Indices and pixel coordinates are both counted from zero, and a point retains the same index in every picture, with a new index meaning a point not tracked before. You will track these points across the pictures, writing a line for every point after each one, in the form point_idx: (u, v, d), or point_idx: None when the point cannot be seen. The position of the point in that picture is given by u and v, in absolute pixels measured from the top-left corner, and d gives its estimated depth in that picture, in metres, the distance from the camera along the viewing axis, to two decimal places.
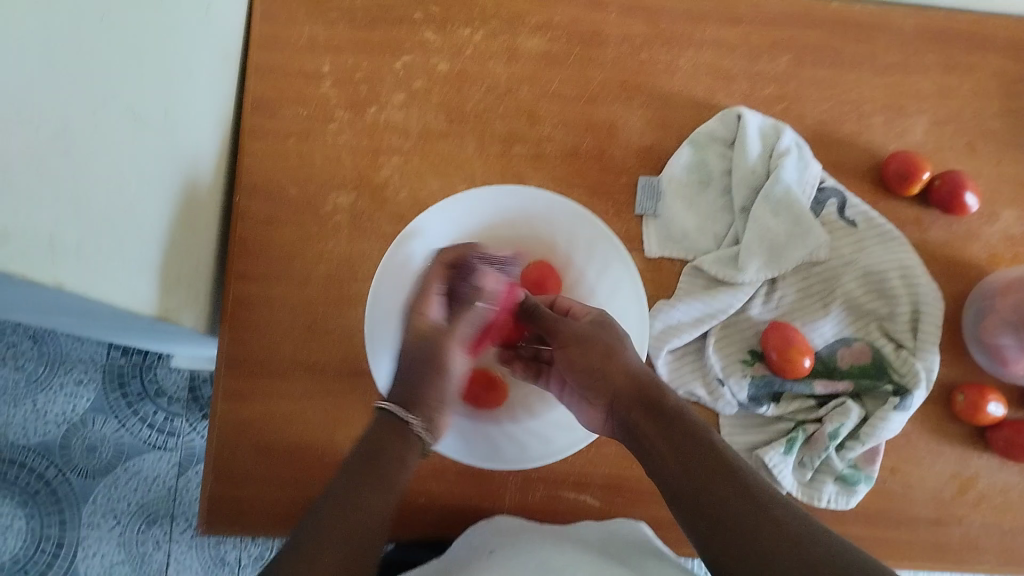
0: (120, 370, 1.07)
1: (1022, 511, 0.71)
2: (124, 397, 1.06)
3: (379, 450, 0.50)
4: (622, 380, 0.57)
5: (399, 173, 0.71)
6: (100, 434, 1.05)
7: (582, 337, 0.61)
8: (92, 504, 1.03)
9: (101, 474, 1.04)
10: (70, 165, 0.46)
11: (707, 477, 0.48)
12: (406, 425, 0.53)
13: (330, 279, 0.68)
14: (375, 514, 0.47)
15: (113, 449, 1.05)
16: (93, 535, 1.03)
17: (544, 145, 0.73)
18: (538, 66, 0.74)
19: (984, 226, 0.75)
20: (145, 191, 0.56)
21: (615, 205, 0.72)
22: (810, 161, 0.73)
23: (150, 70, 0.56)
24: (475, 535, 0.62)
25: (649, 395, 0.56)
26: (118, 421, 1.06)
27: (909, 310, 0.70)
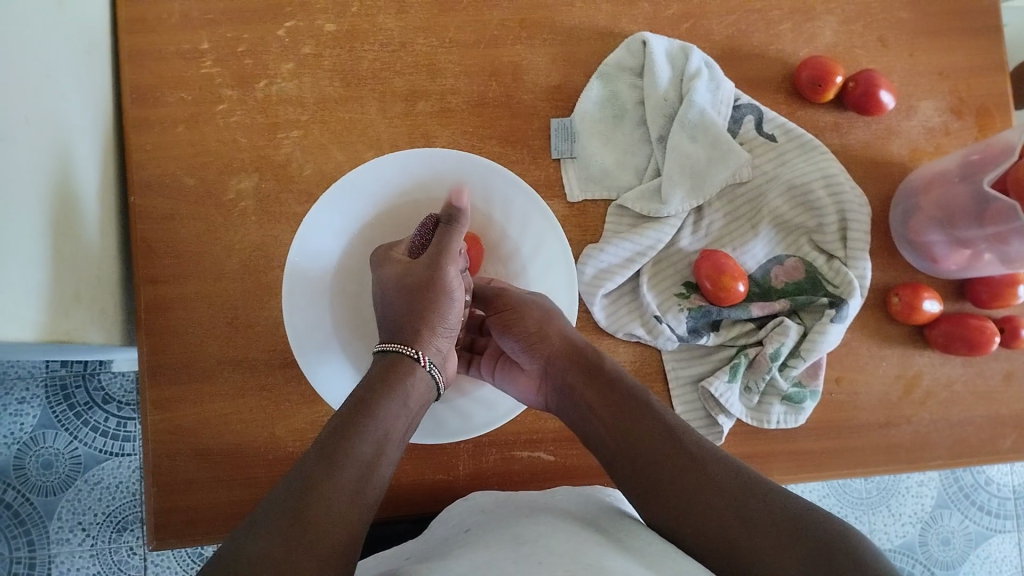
0: (62, 382, 1.03)
1: (967, 400, 0.72)
2: (71, 407, 1.03)
3: (355, 422, 0.47)
4: (563, 344, 0.60)
5: (299, 148, 0.67)
6: (53, 449, 1.01)
7: (516, 305, 0.62)
8: (58, 520, 1.01)
9: (62, 489, 1.01)
10: None
11: (665, 475, 0.49)
12: (377, 400, 0.50)
13: (243, 270, 0.65)
14: (352, 488, 0.44)
15: (70, 462, 1.02)
16: (64, 551, 1.01)
17: (448, 98, 0.69)
18: (430, 14, 0.70)
19: (902, 122, 0.74)
20: (20, 213, 0.53)
21: (531, 151, 0.69)
22: (722, 80, 0.71)
23: (10, 82, 0.52)
24: (450, 513, 0.61)
25: (588, 362, 0.58)
26: (70, 433, 1.02)
27: (836, 219, 0.69)
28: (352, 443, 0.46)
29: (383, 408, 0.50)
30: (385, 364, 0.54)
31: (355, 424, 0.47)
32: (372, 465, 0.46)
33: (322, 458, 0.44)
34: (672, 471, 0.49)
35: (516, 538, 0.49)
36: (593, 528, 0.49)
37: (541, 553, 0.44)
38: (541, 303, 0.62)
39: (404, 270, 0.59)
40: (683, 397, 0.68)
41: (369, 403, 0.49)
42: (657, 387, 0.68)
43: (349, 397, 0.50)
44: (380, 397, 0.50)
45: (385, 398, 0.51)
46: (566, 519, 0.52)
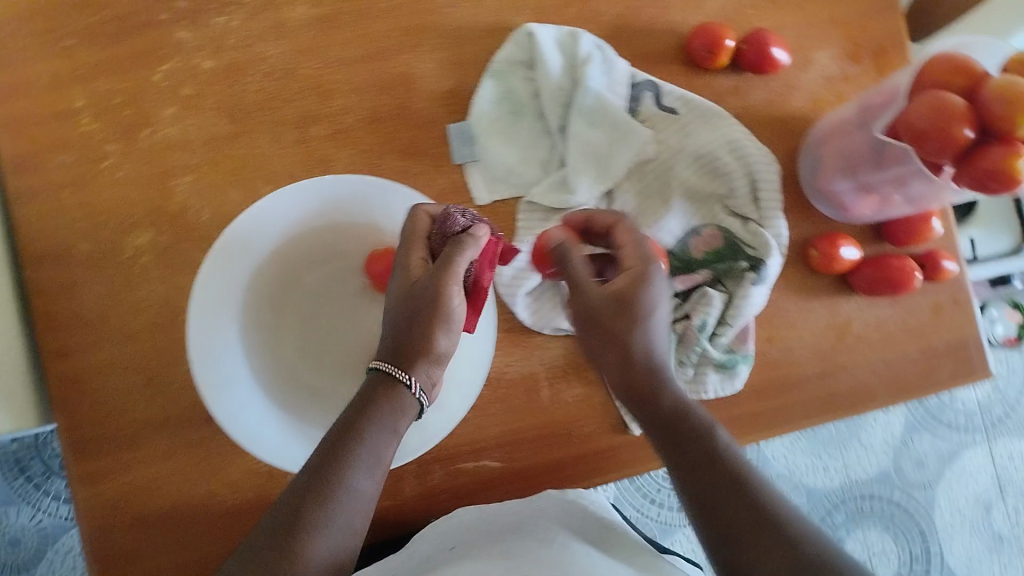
0: (15, 456, 1.00)
1: (899, 339, 0.73)
2: (28, 479, 1.00)
3: (347, 446, 0.50)
4: (628, 370, 0.58)
5: (195, 193, 0.65)
6: (17, 525, 1.00)
7: (624, 310, 0.57)
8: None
9: (33, 563, 0.99)
10: None
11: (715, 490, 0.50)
12: (371, 419, 0.52)
13: (153, 327, 0.64)
14: (343, 524, 0.47)
15: (36, 535, 1.00)
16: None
17: (341, 119, 0.67)
18: (310, 36, 0.68)
19: (800, 75, 0.75)
20: None
21: (432, 160, 0.68)
22: (615, 60, 0.70)
23: None
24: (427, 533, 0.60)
25: (660, 401, 0.57)
26: (31, 506, 1.00)
27: (745, 182, 0.70)
28: (339, 480, 0.48)
29: (374, 432, 0.51)
30: (386, 388, 0.54)
31: (342, 458, 0.49)
32: (362, 498, 0.49)
33: (313, 486, 0.48)
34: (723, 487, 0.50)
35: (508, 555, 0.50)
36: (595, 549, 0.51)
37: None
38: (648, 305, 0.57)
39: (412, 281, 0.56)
40: None
41: (362, 431, 0.51)
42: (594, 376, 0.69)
43: (346, 412, 0.53)
44: (376, 422, 0.52)
45: (383, 423, 0.52)
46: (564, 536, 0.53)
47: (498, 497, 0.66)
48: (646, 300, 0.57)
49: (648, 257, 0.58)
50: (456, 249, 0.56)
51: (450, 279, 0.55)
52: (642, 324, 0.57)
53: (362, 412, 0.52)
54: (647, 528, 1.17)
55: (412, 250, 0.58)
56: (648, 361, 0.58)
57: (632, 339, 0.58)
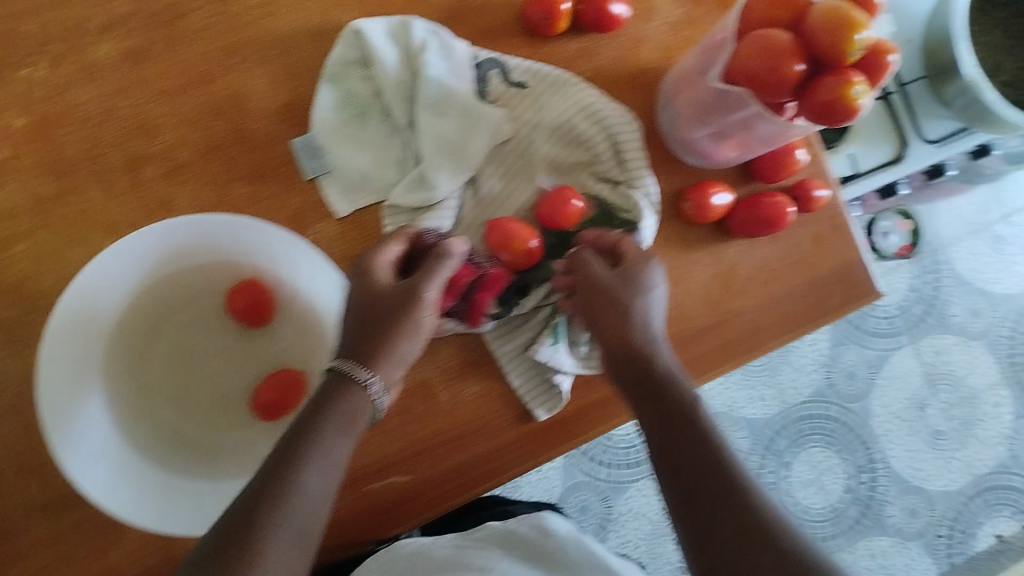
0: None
1: (787, 273, 0.74)
2: None
3: (300, 449, 0.52)
4: (631, 344, 0.61)
5: (32, 260, 0.61)
6: None
7: (625, 300, 0.62)
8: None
9: None
10: None
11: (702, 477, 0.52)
12: (326, 420, 0.53)
13: (15, 405, 0.59)
14: (300, 526, 0.49)
15: None
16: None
17: (175, 153, 0.64)
18: (124, 74, 0.64)
19: (643, 27, 0.73)
20: None
21: (281, 180, 0.65)
22: (452, 43, 0.67)
23: None
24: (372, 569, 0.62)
25: (664, 389, 0.58)
26: None
27: (607, 145, 0.69)
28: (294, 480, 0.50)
29: (327, 432, 0.53)
30: (343, 389, 0.55)
31: (297, 457, 0.51)
32: (317, 494, 0.51)
33: (267, 488, 0.49)
34: (712, 475, 0.52)
35: None
36: None
37: None
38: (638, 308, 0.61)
39: (382, 287, 0.57)
40: (518, 370, 0.66)
41: (319, 432, 0.53)
42: (490, 370, 0.67)
43: (306, 408, 0.54)
44: (335, 421, 0.54)
45: (341, 422, 0.54)
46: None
47: (410, 513, 0.64)
48: (642, 278, 0.62)
49: (646, 258, 0.63)
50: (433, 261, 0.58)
51: (428, 289, 0.57)
52: (643, 299, 0.62)
53: (320, 409, 0.54)
54: (598, 491, 1.16)
55: (381, 254, 0.59)
56: (648, 344, 0.61)
57: (631, 322, 0.61)
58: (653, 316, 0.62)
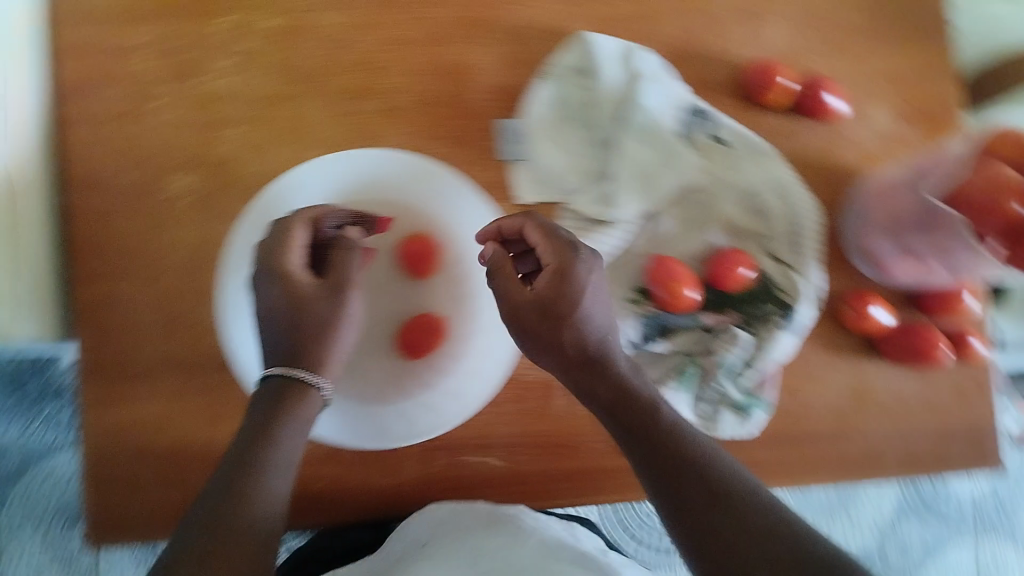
0: (19, 374, 1.03)
1: (917, 410, 0.72)
2: (24, 397, 1.03)
3: (258, 452, 0.51)
4: (608, 365, 0.56)
5: (241, 147, 0.66)
6: (6, 439, 1.02)
7: (565, 296, 0.55)
8: (12, 511, 1.01)
9: (15, 478, 1.01)
10: None
11: (697, 525, 0.48)
12: (281, 419, 0.53)
13: (187, 268, 0.66)
14: (261, 525, 0.49)
15: (20, 455, 1.02)
16: (18, 541, 1.00)
17: (393, 96, 0.67)
18: (371, 11, 0.68)
19: (853, 129, 0.73)
20: None
21: (477, 152, 0.68)
22: (672, 82, 0.70)
23: None
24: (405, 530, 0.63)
25: (633, 396, 0.55)
26: (23, 425, 1.02)
27: (786, 225, 0.70)
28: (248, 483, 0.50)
29: (286, 432, 0.53)
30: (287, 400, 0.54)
31: (256, 462, 0.51)
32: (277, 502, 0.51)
33: (228, 490, 0.49)
34: (713, 510, 0.48)
35: None
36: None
37: None
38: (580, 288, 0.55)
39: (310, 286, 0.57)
40: None
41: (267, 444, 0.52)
42: None
43: (258, 402, 0.54)
44: (274, 426, 0.53)
45: (284, 425, 0.53)
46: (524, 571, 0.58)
47: (497, 496, 0.66)
48: (576, 273, 0.55)
49: (565, 247, 0.56)
50: (344, 250, 0.60)
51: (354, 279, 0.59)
52: (586, 267, 0.56)
53: (266, 419, 0.53)
54: None
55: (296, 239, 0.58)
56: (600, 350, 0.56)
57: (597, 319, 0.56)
58: (592, 307, 0.55)
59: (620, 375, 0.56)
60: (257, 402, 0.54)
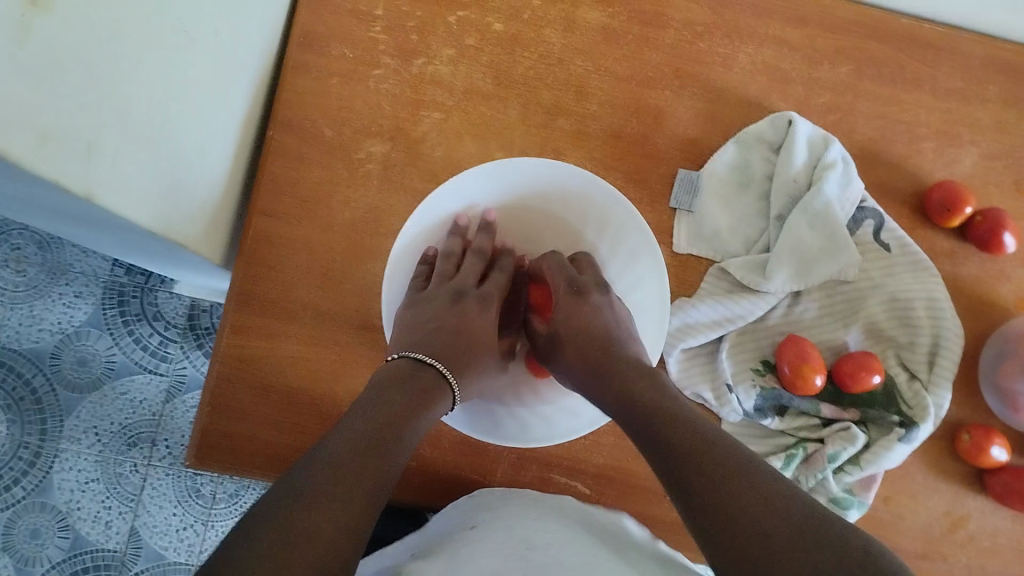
0: (121, 289, 1.04)
1: (1009, 558, 0.70)
2: (122, 314, 1.04)
3: (392, 412, 0.48)
4: (605, 355, 0.59)
5: (438, 130, 0.70)
6: (93, 349, 1.03)
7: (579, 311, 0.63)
8: (75, 418, 1.02)
9: (89, 390, 1.03)
10: (115, 52, 0.46)
11: (709, 490, 0.42)
12: (412, 402, 0.51)
13: (353, 226, 0.68)
14: (383, 469, 0.44)
15: (104, 366, 1.03)
16: (72, 450, 1.02)
17: (587, 122, 0.71)
18: (591, 40, 0.73)
19: (1015, 268, 0.74)
20: (192, 103, 0.57)
21: (649, 194, 0.71)
22: (854, 178, 0.71)
23: None
24: (454, 510, 0.62)
25: (643, 393, 0.53)
26: (113, 339, 1.04)
27: (929, 342, 0.69)
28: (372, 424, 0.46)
29: (419, 412, 0.50)
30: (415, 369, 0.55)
31: (389, 417, 0.48)
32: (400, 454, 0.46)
33: (352, 427, 0.46)
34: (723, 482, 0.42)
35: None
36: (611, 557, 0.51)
37: None
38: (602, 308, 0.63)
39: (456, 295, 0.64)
40: None
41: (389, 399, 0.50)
42: None
43: (396, 379, 0.53)
44: (410, 400, 0.50)
45: (415, 399, 0.51)
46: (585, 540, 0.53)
47: None
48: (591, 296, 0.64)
49: (603, 285, 0.66)
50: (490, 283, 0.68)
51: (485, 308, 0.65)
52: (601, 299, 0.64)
53: (405, 388, 0.52)
54: None
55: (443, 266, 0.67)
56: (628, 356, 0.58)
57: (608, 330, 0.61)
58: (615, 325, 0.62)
59: (626, 363, 0.57)
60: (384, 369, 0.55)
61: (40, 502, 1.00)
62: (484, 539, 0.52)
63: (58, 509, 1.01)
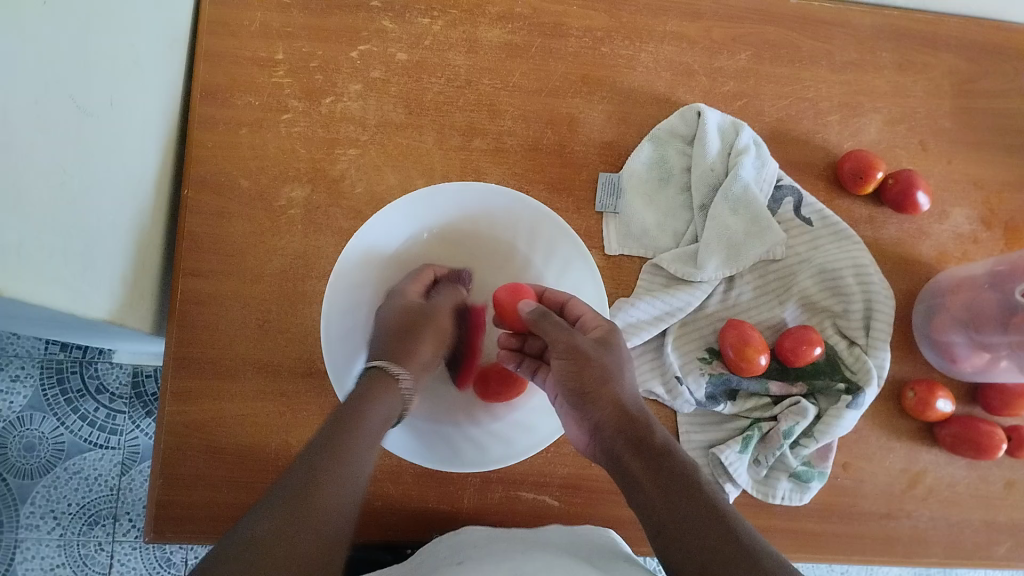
0: (58, 366, 1.01)
1: (968, 503, 0.72)
2: (63, 393, 1.01)
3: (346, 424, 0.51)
4: (622, 413, 0.55)
5: (355, 166, 0.70)
6: (38, 433, 0.99)
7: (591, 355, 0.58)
8: (31, 504, 0.98)
9: (41, 474, 0.98)
10: (8, 144, 0.45)
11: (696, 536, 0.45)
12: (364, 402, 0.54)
13: (284, 274, 0.67)
14: (342, 484, 0.46)
15: (53, 448, 0.99)
16: (31, 537, 0.97)
17: (504, 139, 0.72)
18: (496, 57, 0.73)
19: (933, 224, 0.77)
20: (99, 180, 0.56)
21: (576, 201, 0.72)
22: (768, 159, 0.73)
23: (103, 63, 0.56)
24: (437, 546, 0.61)
25: (655, 448, 0.52)
26: (58, 419, 1.00)
27: (862, 307, 0.71)
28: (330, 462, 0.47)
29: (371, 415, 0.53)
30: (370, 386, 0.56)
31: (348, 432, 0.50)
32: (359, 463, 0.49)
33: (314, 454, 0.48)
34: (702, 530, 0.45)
35: None
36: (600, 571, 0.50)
37: None
38: (614, 361, 0.58)
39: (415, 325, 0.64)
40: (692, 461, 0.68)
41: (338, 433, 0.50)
42: None
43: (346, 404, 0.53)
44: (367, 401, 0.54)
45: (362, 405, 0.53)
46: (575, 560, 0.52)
47: None
48: (611, 341, 0.60)
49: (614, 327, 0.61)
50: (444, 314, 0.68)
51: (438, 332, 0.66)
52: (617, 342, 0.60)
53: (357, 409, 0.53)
54: None
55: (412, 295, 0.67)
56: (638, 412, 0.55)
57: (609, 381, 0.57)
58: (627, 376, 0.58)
59: (641, 428, 0.54)
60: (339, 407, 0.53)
61: None
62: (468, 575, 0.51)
63: None
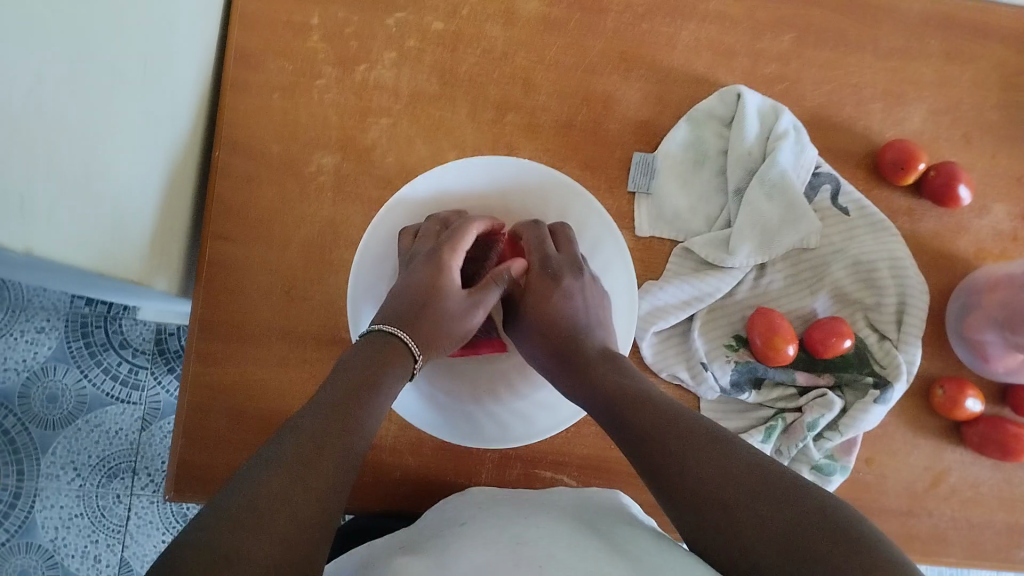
0: (83, 320, 1.02)
1: (991, 505, 0.71)
2: (86, 346, 1.02)
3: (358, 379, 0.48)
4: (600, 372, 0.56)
5: (387, 136, 0.69)
6: (61, 385, 1.00)
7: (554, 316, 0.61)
8: (51, 455, 0.99)
9: (62, 425, 1.00)
10: (46, 102, 0.45)
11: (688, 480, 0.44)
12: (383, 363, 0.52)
13: (312, 242, 0.67)
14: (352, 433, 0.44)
15: (75, 400, 1.01)
16: (51, 487, 0.99)
17: (538, 114, 0.71)
18: (534, 30, 0.72)
19: (973, 220, 0.75)
20: (133, 139, 0.56)
21: (608, 181, 0.71)
22: (808, 145, 0.71)
23: (140, 21, 0.56)
24: (447, 504, 0.61)
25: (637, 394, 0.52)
26: (81, 372, 1.01)
27: (895, 301, 0.69)
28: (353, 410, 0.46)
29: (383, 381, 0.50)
30: (378, 348, 0.53)
31: (362, 383, 0.48)
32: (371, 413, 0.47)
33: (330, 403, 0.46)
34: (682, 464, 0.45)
35: (521, 557, 0.44)
36: (594, 539, 0.49)
37: (553, 562, 0.42)
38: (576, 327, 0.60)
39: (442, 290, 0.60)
40: None
41: (334, 419, 0.44)
42: None
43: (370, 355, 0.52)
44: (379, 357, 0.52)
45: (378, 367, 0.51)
46: (573, 527, 0.52)
47: None
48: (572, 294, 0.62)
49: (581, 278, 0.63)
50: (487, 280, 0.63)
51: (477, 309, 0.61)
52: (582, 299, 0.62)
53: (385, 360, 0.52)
54: None
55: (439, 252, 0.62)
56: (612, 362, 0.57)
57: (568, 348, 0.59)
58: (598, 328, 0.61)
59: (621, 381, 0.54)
60: (352, 359, 0.51)
61: (24, 543, 0.98)
62: (474, 537, 0.50)
63: (44, 547, 0.98)
